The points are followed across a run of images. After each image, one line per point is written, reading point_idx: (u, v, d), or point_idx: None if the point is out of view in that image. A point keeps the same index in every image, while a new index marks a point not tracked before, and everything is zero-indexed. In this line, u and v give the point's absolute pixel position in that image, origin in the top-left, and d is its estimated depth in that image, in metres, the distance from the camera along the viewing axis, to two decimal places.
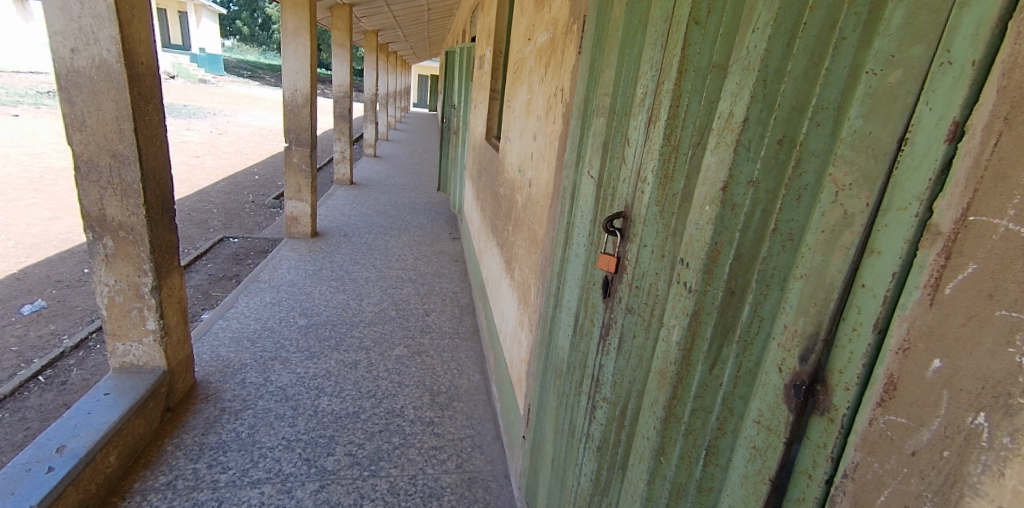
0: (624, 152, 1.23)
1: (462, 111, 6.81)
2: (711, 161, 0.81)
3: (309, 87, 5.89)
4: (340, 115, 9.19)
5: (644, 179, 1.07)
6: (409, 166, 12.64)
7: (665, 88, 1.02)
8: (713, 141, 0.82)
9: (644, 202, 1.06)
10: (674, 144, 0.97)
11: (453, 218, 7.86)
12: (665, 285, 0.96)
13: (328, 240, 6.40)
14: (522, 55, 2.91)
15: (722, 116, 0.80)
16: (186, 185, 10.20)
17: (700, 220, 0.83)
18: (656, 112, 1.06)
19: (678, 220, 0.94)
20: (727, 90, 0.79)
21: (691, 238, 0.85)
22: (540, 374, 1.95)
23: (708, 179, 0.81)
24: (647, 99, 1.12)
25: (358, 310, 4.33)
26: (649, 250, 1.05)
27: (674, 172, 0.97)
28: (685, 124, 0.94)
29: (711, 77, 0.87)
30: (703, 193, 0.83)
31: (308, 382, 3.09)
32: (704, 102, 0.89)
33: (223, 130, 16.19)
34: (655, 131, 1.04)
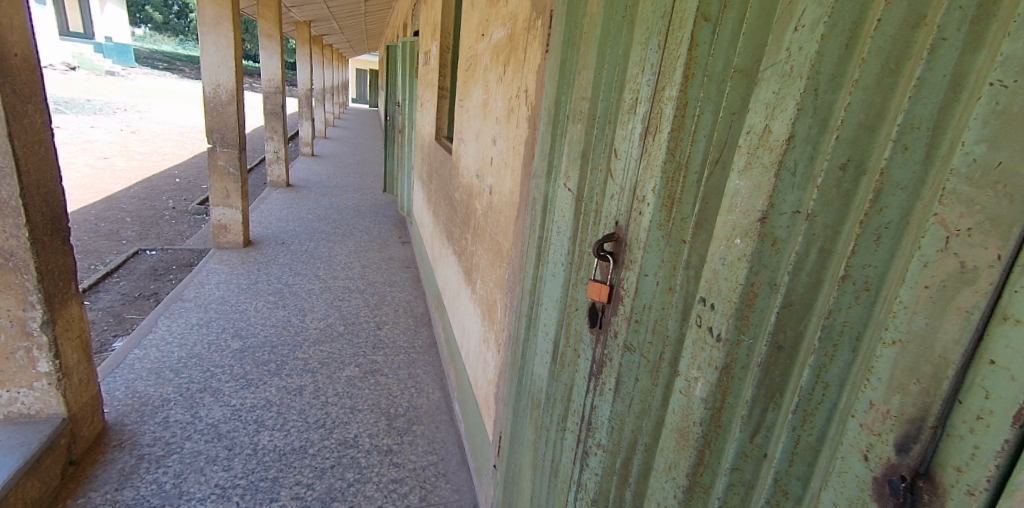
0: (614, 164, 1.09)
1: (407, 109, 6.53)
2: (739, 185, 0.68)
3: (234, 82, 5.45)
4: (272, 112, 8.65)
5: (642, 198, 0.94)
6: (351, 166, 12.14)
7: (666, 94, 0.89)
8: (738, 160, 0.68)
9: (642, 224, 0.93)
10: (682, 160, 0.84)
11: (400, 220, 7.56)
12: (676, 324, 0.83)
13: (262, 250, 5.99)
14: (475, 52, 2.74)
15: (751, 131, 0.67)
16: (94, 191, 9.33)
17: (725, 254, 0.69)
18: (654, 122, 0.92)
19: (692, 250, 0.80)
20: (758, 98, 0.66)
21: (714, 274, 0.71)
22: (511, 400, 1.81)
23: (736, 207, 0.68)
24: (641, 105, 0.98)
25: (301, 328, 4.07)
26: (651, 281, 0.91)
27: (684, 192, 0.83)
28: (696, 137, 0.82)
29: (734, 81, 0.75)
30: (727, 223, 0.69)
31: (244, 415, 2.94)
32: (723, 112, 0.76)
33: (140, 129, 14.98)
34: (655, 144, 0.90)
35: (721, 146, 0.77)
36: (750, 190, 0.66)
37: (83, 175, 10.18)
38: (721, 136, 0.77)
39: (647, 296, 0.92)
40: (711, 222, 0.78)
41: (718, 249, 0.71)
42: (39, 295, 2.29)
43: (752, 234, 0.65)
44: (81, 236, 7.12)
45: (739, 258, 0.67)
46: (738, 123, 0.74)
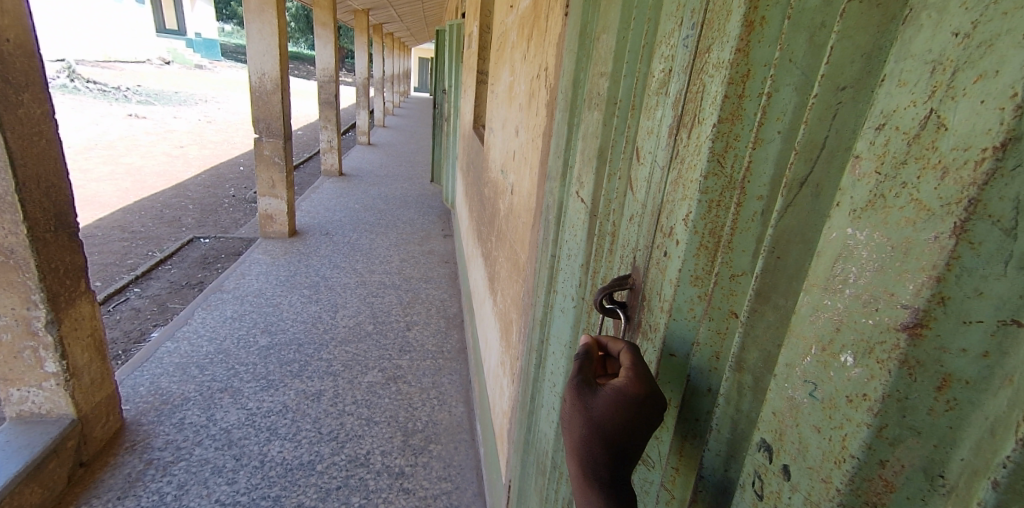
0: (636, 171, 0.78)
1: (453, 97, 6.26)
2: (858, 248, 0.42)
3: (279, 71, 5.39)
4: (325, 101, 8.66)
5: (668, 231, 0.66)
6: (403, 155, 12.06)
7: (713, 50, 0.59)
8: (845, 200, 0.43)
9: (663, 272, 0.67)
10: (728, 173, 0.57)
11: (446, 212, 7.34)
12: (713, 456, 0.58)
13: (306, 241, 5.96)
14: (504, 29, 2.38)
15: (888, 135, 0.39)
16: (164, 179, 9.78)
17: (820, 381, 0.45)
18: (693, 95, 0.62)
19: (746, 339, 0.54)
20: (892, 57, 0.40)
21: (796, 406, 0.47)
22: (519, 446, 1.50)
23: (839, 301, 0.43)
24: (677, 76, 0.67)
25: (331, 325, 3.91)
26: (678, 365, 0.65)
27: (736, 232, 0.56)
28: (764, 127, 0.52)
29: (841, 26, 0.43)
30: (819, 325, 0.45)
31: (258, 421, 2.78)
32: (821, 84, 0.45)
33: (214, 119, 15.69)
34: (696, 138, 0.61)
35: (810, 159, 0.47)
36: (879, 262, 0.40)
37: (158, 162, 10.72)
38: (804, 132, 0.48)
39: (676, 385, 0.66)
40: (783, 297, 0.50)
41: (805, 361, 0.46)
42: (42, 294, 2.21)
43: (887, 359, 0.39)
44: (146, 222, 7.43)
45: (861, 398, 0.41)
46: (859, 102, 0.44)
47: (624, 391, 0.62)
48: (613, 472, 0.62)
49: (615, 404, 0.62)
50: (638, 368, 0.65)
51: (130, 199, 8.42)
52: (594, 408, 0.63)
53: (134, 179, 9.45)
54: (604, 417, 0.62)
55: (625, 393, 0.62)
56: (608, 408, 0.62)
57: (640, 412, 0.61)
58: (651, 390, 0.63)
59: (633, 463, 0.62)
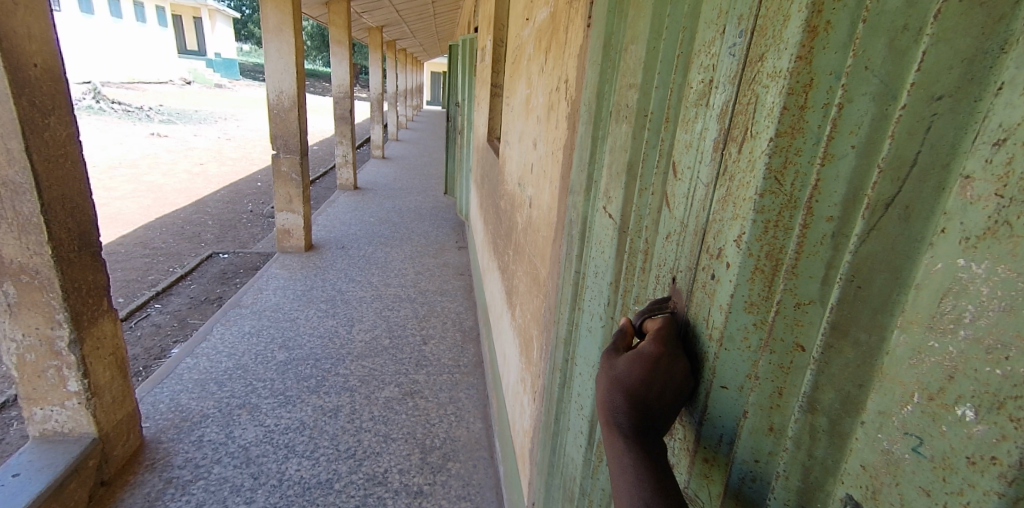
0: (675, 189, 0.77)
1: (466, 110, 6.27)
2: (975, 283, 0.40)
3: (295, 88, 5.46)
4: (340, 116, 8.77)
5: (717, 252, 0.66)
6: (417, 168, 12.11)
7: (771, 56, 0.58)
8: (953, 228, 0.41)
9: (711, 295, 0.68)
10: (787, 191, 0.57)
11: (459, 224, 7.31)
12: (780, 503, 0.59)
13: (322, 255, 5.98)
14: (520, 41, 2.35)
15: (1011, 153, 0.38)
16: (184, 195, 9.96)
17: (927, 435, 0.43)
18: (745, 102, 0.62)
19: (820, 378, 0.53)
20: (1010, 63, 0.38)
21: (896, 462, 0.46)
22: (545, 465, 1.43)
23: (952, 346, 0.41)
24: (724, 87, 0.66)
25: (347, 340, 3.88)
26: (732, 396, 0.66)
27: (801, 257, 0.55)
28: (835, 142, 0.51)
29: (937, 31, 0.43)
30: (923, 372, 0.43)
31: (276, 439, 2.75)
32: (912, 94, 0.44)
33: (232, 136, 15.99)
34: (752, 151, 0.61)
35: (898, 179, 0.46)
36: (1009, 302, 0.38)
37: (179, 179, 10.93)
38: (880, 148, 0.47)
39: (729, 415, 0.66)
40: (864, 330, 0.49)
41: (905, 409, 0.45)
42: (66, 314, 2.22)
43: None
44: (167, 238, 7.56)
45: (989, 461, 0.39)
46: (959, 111, 0.42)
47: (644, 351, 0.71)
48: (632, 422, 0.68)
49: (635, 360, 0.70)
50: (660, 334, 0.74)
51: (151, 216, 8.60)
52: (618, 366, 0.72)
53: (156, 196, 9.64)
54: (626, 372, 0.70)
55: (645, 351, 0.70)
56: (628, 363, 0.70)
57: (657, 367, 0.70)
58: (669, 352, 0.71)
59: (654, 415, 0.68)
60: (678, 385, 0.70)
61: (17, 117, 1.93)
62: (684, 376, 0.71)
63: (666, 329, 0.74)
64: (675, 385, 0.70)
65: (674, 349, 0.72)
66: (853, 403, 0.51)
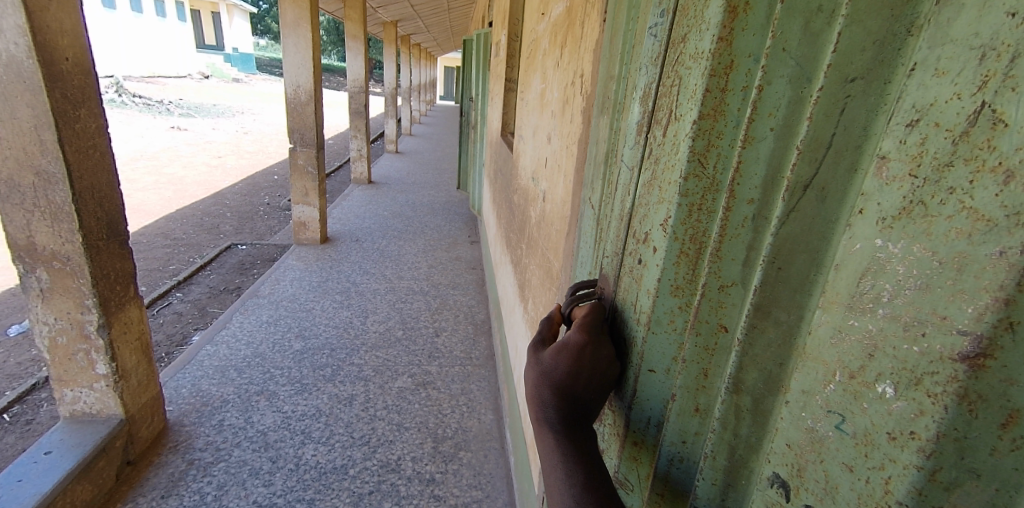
0: (622, 194, 0.93)
1: (480, 105, 6.29)
2: (892, 263, 0.44)
3: (312, 83, 5.54)
4: (355, 110, 8.84)
5: (644, 236, 0.82)
6: (431, 163, 12.17)
7: (679, 48, 0.75)
8: (870, 210, 0.46)
9: (643, 281, 0.83)
10: (709, 175, 0.70)
11: (473, 219, 7.35)
12: (708, 482, 0.71)
13: (337, 247, 6.07)
14: (536, 36, 2.38)
15: (925, 134, 0.41)
16: (202, 187, 10.13)
17: (847, 412, 0.48)
18: (665, 89, 0.79)
19: (745, 361, 0.64)
20: (922, 43, 0.42)
21: (820, 440, 0.50)
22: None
23: (872, 324, 0.45)
24: (645, 68, 0.86)
25: (361, 331, 3.96)
26: (659, 379, 0.82)
27: (725, 240, 0.67)
28: (757, 124, 0.62)
29: (851, 16, 0.50)
30: (845, 349, 0.48)
31: (293, 424, 2.83)
32: (831, 76, 0.52)
33: (248, 129, 16.16)
34: (676, 134, 0.74)
35: (815, 160, 0.54)
36: (923, 281, 0.41)
37: (197, 172, 11.12)
38: (798, 129, 0.59)
39: (657, 396, 0.82)
40: (783, 310, 0.60)
41: (828, 388, 0.50)
42: (95, 300, 2.32)
43: (942, 393, 0.41)
44: (186, 229, 7.71)
45: (909, 436, 0.43)
46: (870, 93, 0.50)
47: (569, 345, 0.85)
48: (562, 405, 0.83)
49: (561, 354, 0.85)
50: (581, 328, 0.89)
51: (171, 208, 8.77)
52: (545, 361, 0.86)
53: (176, 189, 9.82)
54: (553, 365, 0.85)
55: (568, 344, 0.85)
56: (554, 357, 0.85)
57: (581, 356, 0.84)
58: (591, 342, 0.86)
59: (581, 396, 0.83)
60: (602, 370, 0.85)
61: (50, 109, 2.01)
62: (607, 361, 0.86)
63: (589, 323, 0.90)
64: (599, 370, 0.85)
65: (596, 339, 0.87)
66: (774, 382, 0.62)
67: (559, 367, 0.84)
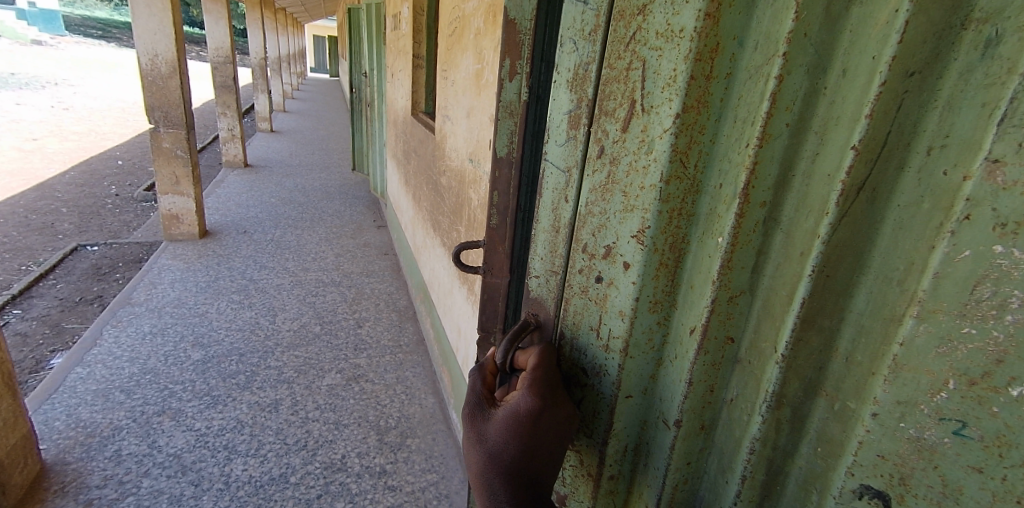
0: (559, 202, 0.87)
1: (375, 80, 5.98)
2: (1019, 270, 0.40)
3: (174, 52, 4.84)
4: (222, 84, 7.90)
5: (609, 251, 0.76)
6: (315, 143, 11.35)
7: (620, 25, 0.71)
8: (982, 215, 0.41)
9: (613, 300, 0.76)
10: (690, 175, 0.66)
11: (374, 202, 7.03)
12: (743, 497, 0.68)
13: (221, 241, 5.46)
14: (462, 14, 2.30)
15: None
16: (21, 178, 8.44)
17: (969, 419, 0.44)
18: (612, 75, 0.73)
19: (786, 374, 0.60)
20: None
21: (930, 447, 0.47)
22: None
23: (997, 331, 0.41)
24: (572, 43, 0.81)
25: (272, 331, 3.63)
26: (636, 401, 0.80)
27: (736, 250, 0.62)
28: (775, 120, 0.56)
29: (916, 3, 0.44)
30: (959, 356, 0.44)
31: (212, 441, 2.54)
32: (892, 69, 0.46)
33: (74, 106, 13.69)
34: (645, 132, 0.68)
35: (870, 159, 0.49)
36: None
37: (8, 159, 9.22)
38: (813, 121, 0.55)
39: (634, 421, 0.81)
40: (827, 318, 0.56)
41: (937, 396, 0.46)
42: None
43: None
44: (11, 231, 6.41)
45: None
46: (923, 91, 0.46)
47: (518, 412, 0.78)
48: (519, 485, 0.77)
49: (509, 428, 0.77)
50: (528, 386, 0.81)
51: None
52: (491, 439, 0.79)
53: None
54: (501, 444, 0.77)
55: (515, 413, 0.78)
56: (502, 434, 0.78)
57: (533, 424, 0.77)
58: (542, 403, 0.78)
59: (537, 468, 0.77)
60: (559, 428, 0.79)
61: None
62: (564, 414, 0.80)
63: (537, 377, 0.82)
64: (555, 432, 0.78)
65: (548, 396, 0.80)
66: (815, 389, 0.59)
67: (509, 446, 0.77)
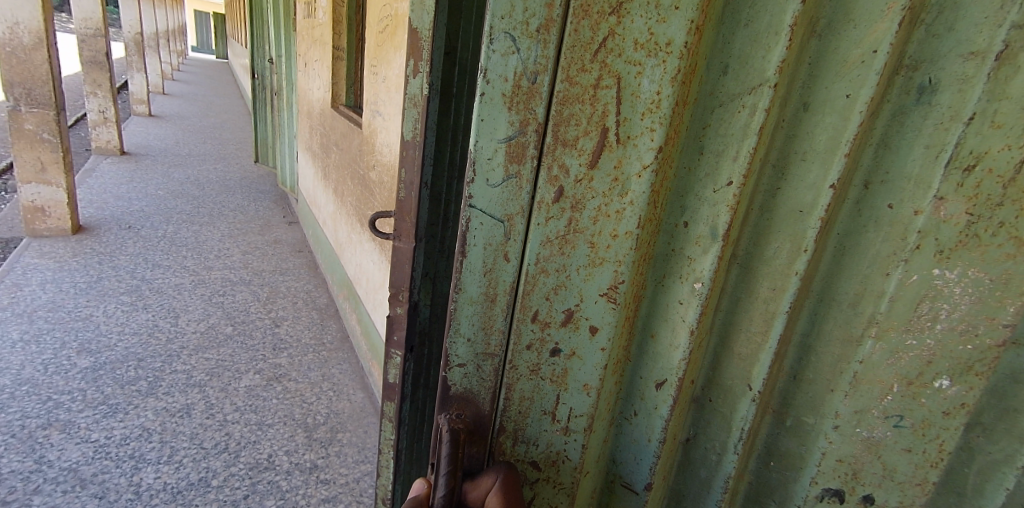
0: (496, 261, 0.79)
1: (283, 68, 5.70)
2: (948, 287, 0.59)
3: (43, 23, 4.29)
4: (93, 61, 7.03)
5: (578, 309, 0.78)
6: (206, 131, 10.46)
7: (583, 25, 0.66)
8: (928, 245, 0.60)
9: (568, 359, 0.82)
10: (657, 215, 0.75)
11: (280, 196, 6.67)
12: None
13: (101, 236, 4.91)
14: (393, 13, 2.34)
15: (980, 179, 0.55)
16: None
17: (906, 412, 0.65)
18: (572, 93, 0.69)
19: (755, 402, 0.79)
20: (974, 98, 0.55)
21: (877, 442, 0.68)
22: (416, 400, 1.37)
23: (929, 339, 0.62)
24: (509, 40, 0.70)
25: (175, 334, 3.37)
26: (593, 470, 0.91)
27: (711, 294, 0.76)
28: (754, 164, 0.68)
29: (889, 47, 0.58)
30: (902, 364, 0.64)
31: (113, 452, 2.33)
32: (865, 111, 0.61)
33: None
34: (619, 168, 0.71)
35: (840, 198, 0.66)
36: (976, 296, 0.58)
37: None
38: (776, 156, 0.69)
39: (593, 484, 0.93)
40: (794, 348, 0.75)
41: (885, 400, 0.66)
42: None
43: (984, 371, 0.59)
44: None
45: (959, 408, 0.62)
46: (881, 125, 0.62)
47: None
48: None
49: None
50: None
51: None
52: None
53: None
54: None
55: None
56: None
57: None
58: None
59: None
60: None
61: None
62: None
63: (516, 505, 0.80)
64: None
65: None
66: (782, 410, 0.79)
67: None
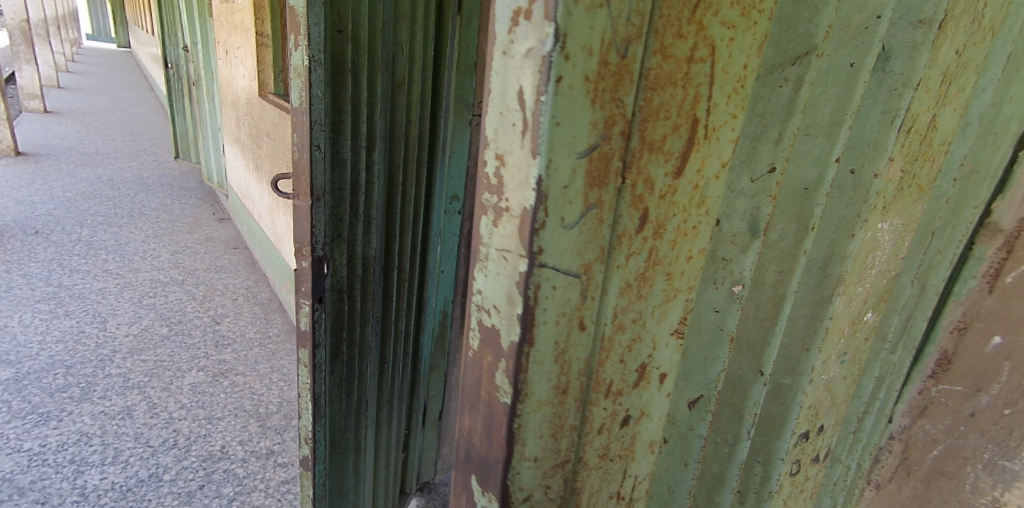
0: (568, 336, 0.58)
1: (200, 56, 5.44)
2: (883, 235, 0.87)
3: None
4: None
5: (650, 347, 0.70)
6: (111, 127, 9.68)
7: None
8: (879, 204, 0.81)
9: (633, 405, 0.73)
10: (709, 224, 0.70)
11: (206, 193, 6.38)
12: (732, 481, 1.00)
13: (4, 244, 4.52)
14: None
15: (910, 138, 0.79)
16: None
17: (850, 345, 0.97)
18: (665, 71, 0.50)
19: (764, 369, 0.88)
20: (917, 66, 0.72)
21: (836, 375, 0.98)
22: (332, 343, 1.54)
23: (868, 281, 0.90)
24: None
25: (105, 338, 3.23)
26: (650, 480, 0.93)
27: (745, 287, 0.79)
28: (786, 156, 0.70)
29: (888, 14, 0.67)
30: (854, 308, 0.91)
31: (51, 458, 2.25)
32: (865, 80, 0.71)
33: None
34: (701, 173, 0.60)
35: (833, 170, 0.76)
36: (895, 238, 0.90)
37: None
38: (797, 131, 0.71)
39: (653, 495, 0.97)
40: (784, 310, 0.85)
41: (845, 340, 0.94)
42: None
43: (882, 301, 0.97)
44: None
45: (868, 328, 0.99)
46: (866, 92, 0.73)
47: None
48: None
49: None
50: None
51: None
52: None
53: None
54: None
55: None
56: None
57: None
58: None
59: None
60: None
61: None
62: None
63: None
64: None
65: None
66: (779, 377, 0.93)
67: None
